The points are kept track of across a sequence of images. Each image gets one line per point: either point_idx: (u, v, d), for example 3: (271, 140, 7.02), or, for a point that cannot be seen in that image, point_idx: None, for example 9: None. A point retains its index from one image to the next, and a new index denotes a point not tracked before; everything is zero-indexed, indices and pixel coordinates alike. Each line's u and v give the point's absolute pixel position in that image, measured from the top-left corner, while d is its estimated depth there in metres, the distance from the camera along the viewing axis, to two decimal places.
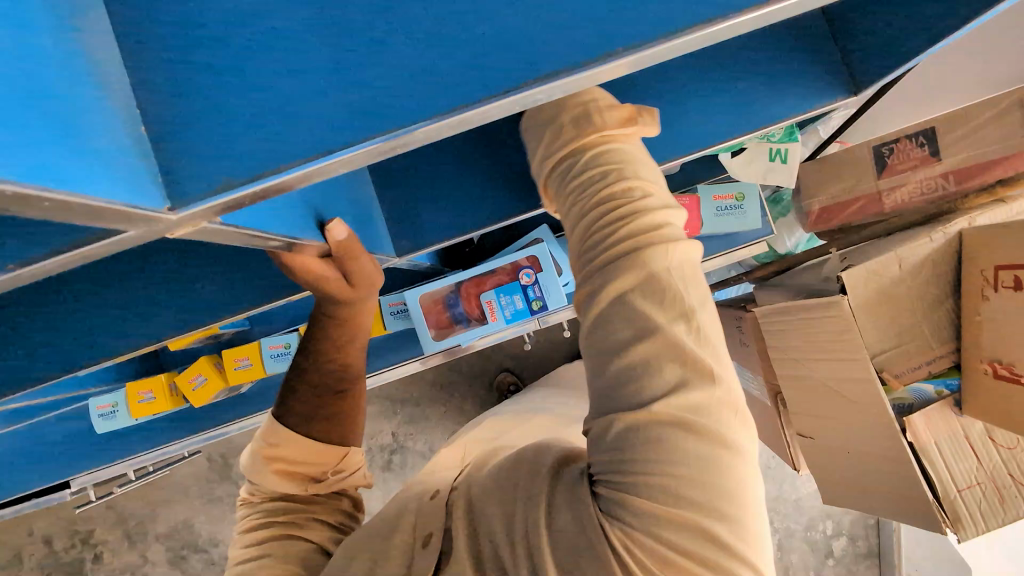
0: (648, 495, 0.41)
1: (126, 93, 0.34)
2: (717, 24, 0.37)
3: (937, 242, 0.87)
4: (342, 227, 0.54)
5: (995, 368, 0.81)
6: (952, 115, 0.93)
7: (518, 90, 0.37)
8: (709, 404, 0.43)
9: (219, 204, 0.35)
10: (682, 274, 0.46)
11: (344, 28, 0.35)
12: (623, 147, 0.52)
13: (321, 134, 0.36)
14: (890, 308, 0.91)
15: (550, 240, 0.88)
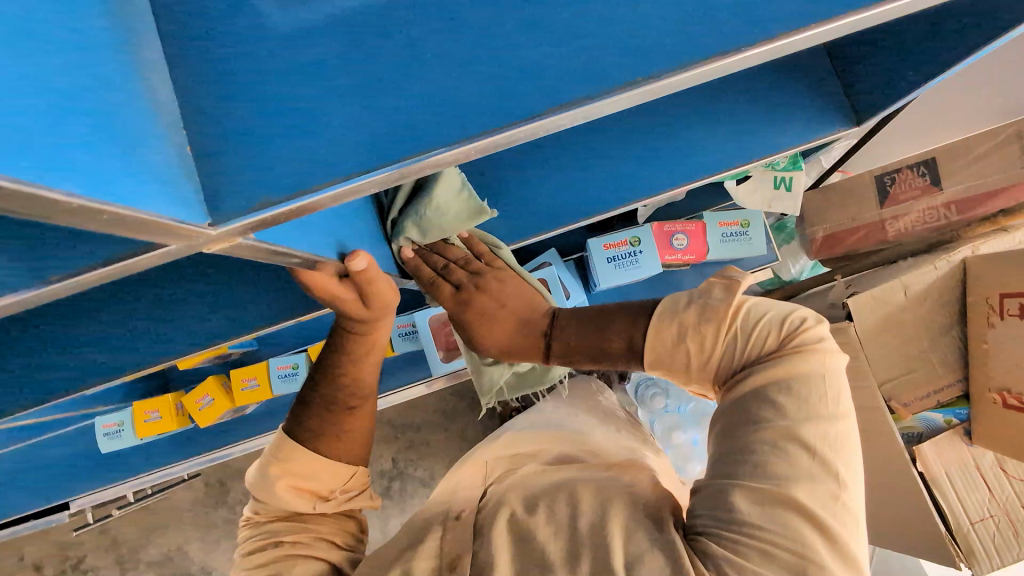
0: (772, 574, 0.39)
1: (173, 110, 0.35)
2: (734, 56, 0.39)
3: (942, 270, 0.87)
4: (364, 257, 0.54)
5: (1004, 398, 0.80)
6: (949, 147, 0.96)
7: (542, 117, 0.38)
8: (836, 506, 0.41)
9: (257, 221, 0.36)
10: (836, 392, 0.44)
11: (380, 54, 0.37)
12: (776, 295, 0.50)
13: (354, 155, 0.37)
14: (898, 333, 0.91)
15: (557, 263, 0.92)
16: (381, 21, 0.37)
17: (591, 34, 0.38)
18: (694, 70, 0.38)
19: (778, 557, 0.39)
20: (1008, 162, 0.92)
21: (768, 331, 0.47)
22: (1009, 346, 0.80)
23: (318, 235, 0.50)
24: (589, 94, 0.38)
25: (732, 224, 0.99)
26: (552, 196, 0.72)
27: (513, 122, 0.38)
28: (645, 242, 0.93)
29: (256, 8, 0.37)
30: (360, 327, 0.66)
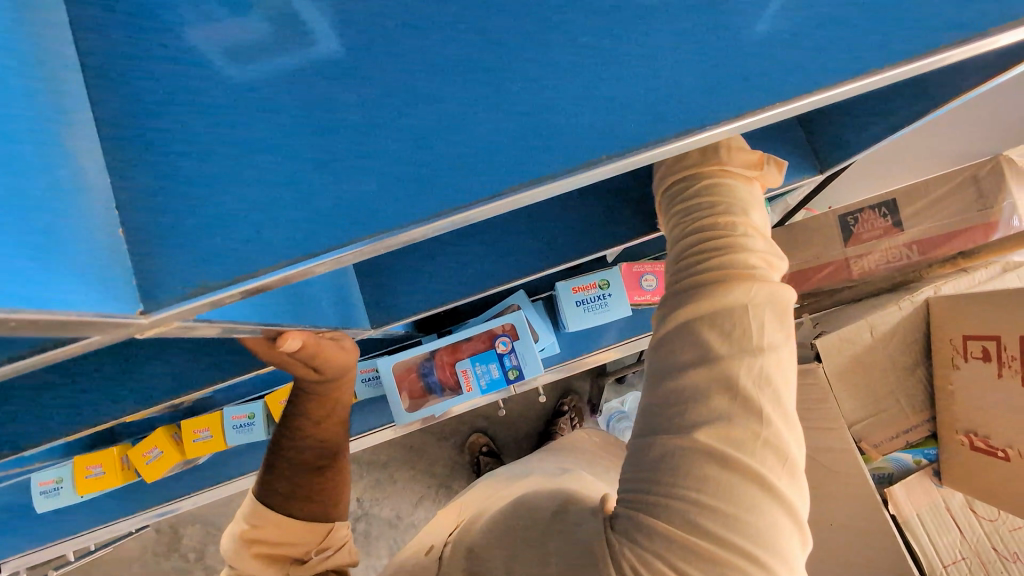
0: (687, 528, 0.44)
1: (105, 194, 0.35)
2: (697, 133, 0.41)
3: (905, 310, 0.89)
4: (297, 337, 0.50)
5: (971, 440, 0.79)
6: (910, 189, 0.98)
7: (506, 194, 0.39)
8: (750, 444, 0.45)
9: (207, 302, 0.35)
10: (758, 315, 0.49)
11: (335, 139, 0.38)
12: (731, 185, 0.58)
13: (307, 235, 0.37)
14: (865, 376, 0.90)
15: (526, 306, 0.89)
16: (337, 88, 0.38)
17: (549, 115, 0.40)
18: (655, 148, 0.40)
19: (692, 514, 0.44)
20: (961, 204, 0.95)
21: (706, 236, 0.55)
22: (965, 389, 0.81)
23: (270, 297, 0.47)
24: (549, 170, 0.40)
25: None
26: None
27: (494, 197, 0.39)
28: (614, 284, 0.90)
29: (205, 67, 0.37)
30: (318, 389, 0.62)
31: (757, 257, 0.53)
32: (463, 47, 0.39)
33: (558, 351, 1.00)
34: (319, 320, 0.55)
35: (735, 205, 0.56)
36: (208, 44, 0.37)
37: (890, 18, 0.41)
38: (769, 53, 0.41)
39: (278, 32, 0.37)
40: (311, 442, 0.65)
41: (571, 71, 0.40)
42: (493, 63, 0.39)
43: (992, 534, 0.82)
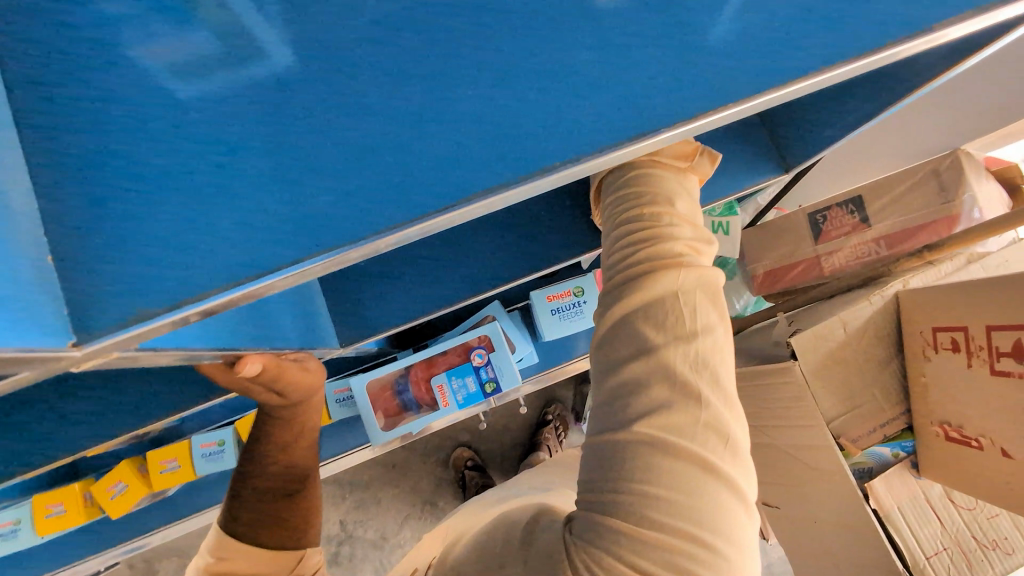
0: (639, 523, 0.44)
1: (31, 220, 0.32)
2: (654, 134, 0.42)
3: (876, 305, 0.90)
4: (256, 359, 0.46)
5: (945, 430, 0.78)
6: (876, 185, 0.99)
7: (458, 206, 0.40)
8: (690, 429, 0.47)
9: (161, 326, 0.34)
10: (690, 299, 0.51)
11: (288, 152, 0.37)
12: (662, 173, 0.58)
13: (255, 255, 0.37)
14: (841, 372, 0.91)
15: (501, 317, 0.87)
16: (291, 102, 0.37)
17: (507, 126, 0.41)
18: (615, 151, 0.42)
19: (636, 505, 0.45)
20: (925, 198, 0.95)
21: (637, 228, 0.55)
22: (936, 380, 0.81)
23: (233, 320, 0.45)
24: (511, 177, 0.41)
25: None
26: None
27: (459, 203, 0.40)
28: (589, 290, 0.88)
29: (148, 84, 0.35)
30: (287, 411, 0.62)
31: (689, 244, 0.54)
32: (419, 59, 0.39)
33: (537, 360, 0.99)
34: (286, 341, 0.53)
35: (665, 190, 0.56)
36: (150, 61, 0.35)
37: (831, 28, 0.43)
38: (718, 64, 0.42)
39: (226, 46, 0.36)
40: (280, 467, 0.64)
41: (530, 79, 0.41)
42: (450, 75, 0.39)
43: (971, 523, 0.84)
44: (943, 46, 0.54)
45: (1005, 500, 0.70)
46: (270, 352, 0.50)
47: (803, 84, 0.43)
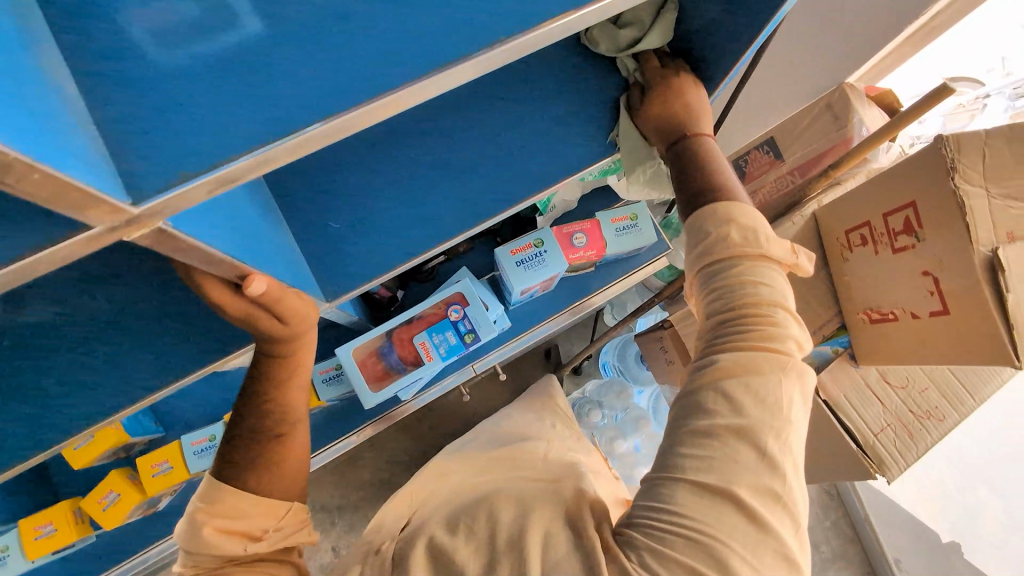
0: (703, 562, 0.49)
1: (80, 108, 0.39)
2: (567, 16, 0.48)
3: (798, 224, 1.03)
4: (261, 279, 0.51)
5: (869, 315, 0.90)
6: (783, 126, 1.13)
7: (425, 78, 0.45)
8: (770, 502, 0.52)
9: (187, 190, 0.40)
10: (787, 394, 0.55)
11: (274, 48, 0.44)
12: (769, 272, 0.61)
13: (264, 126, 0.42)
14: (778, 287, 1.03)
15: (472, 280, 0.96)
16: (269, 48, 0.44)
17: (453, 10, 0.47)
18: (538, 31, 0.47)
19: (709, 545, 0.49)
20: (823, 130, 1.07)
21: (744, 311, 0.58)
22: (857, 272, 0.92)
23: (234, 238, 0.49)
24: (453, 58, 0.45)
25: (622, 219, 1.05)
26: (458, 199, 0.77)
27: (410, 83, 0.44)
28: (548, 242, 0.97)
29: (142, 45, 0.40)
30: (284, 348, 0.63)
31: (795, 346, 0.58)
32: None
33: (510, 325, 1.06)
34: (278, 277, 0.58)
35: (780, 291, 0.60)
36: (139, 23, 0.40)
37: None
38: None
39: (205, 5, 0.41)
40: (273, 408, 0.65)
41: None
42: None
43: (907, 398, 0.95)
44: None
45: (925, 354, 0.80)
46: (271, 278, 0.53)
47: None
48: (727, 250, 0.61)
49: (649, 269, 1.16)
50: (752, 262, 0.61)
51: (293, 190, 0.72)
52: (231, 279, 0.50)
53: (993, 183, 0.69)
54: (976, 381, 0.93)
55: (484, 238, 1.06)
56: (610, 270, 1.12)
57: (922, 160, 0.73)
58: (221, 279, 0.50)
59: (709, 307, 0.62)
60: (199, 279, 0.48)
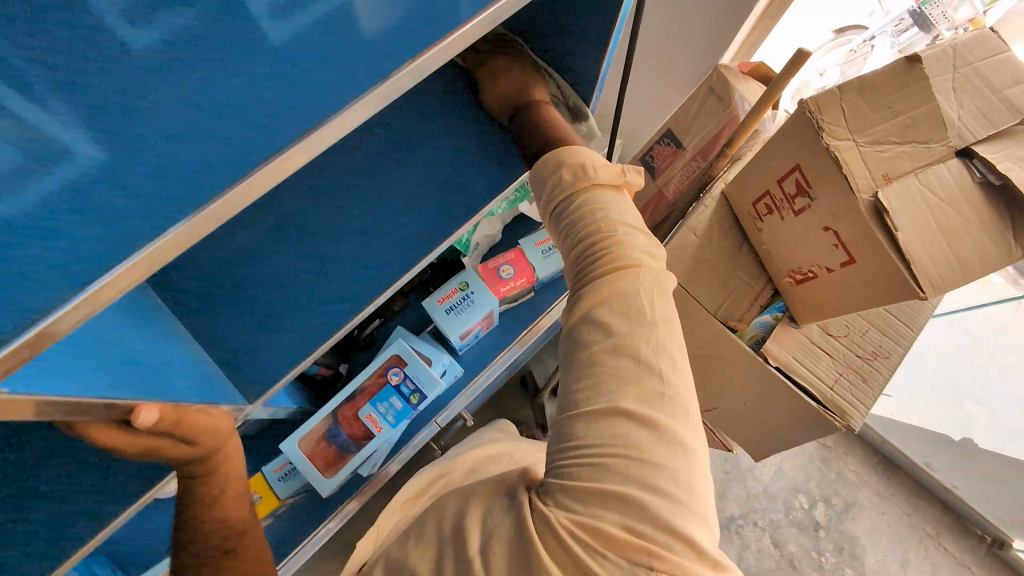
0: (605, 479, 0.51)
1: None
2: (407, 68, 0.49)
3: (711, 206, 1.06)
4: (151, 408, 0.49)
5: (794, 277, 0.93)
6: (678, 119, 1.16)
7: (290, 147, 0.44)
8: (669, 405, 0.55)
9: (33, 335, 0.36)
10: (648, 295, 0.61)
11: (96, 166, 0.38)
12: (608, 199, 0.69)
13: (97, 251, 0.38)
14: (707, 270, 1.04)
15: (409, 337, 0.97)
16: (86, 174, 0.38)
17: (297, 69, 0.44)
18: (367, 94, 0.47)
19: (617, 466, 0.52)
20: (709, 115, 1.10)
21: (595, 238, 0.65)
22: (773, 239, 0.94)
23: (109, 380, 0.49)
24: (296, 136, 0.44)
25: (547, 239, 1.06)
26: (368, 260, 0.73)
27: (266, 160, 0.43)
28: (473, 283, 0.98)
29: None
30: (207, 463, 0.61)
31: (645, 253, 0.65)
32: (198, 78, 0.41)
33: (460, 370, 1.04)
34: (179, 396, 0.56)
35: (612, 209, 0.67)
36: None
37: None
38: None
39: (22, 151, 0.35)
40: (213, 524, 0.63)
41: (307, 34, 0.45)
42: (230, 84, 0.42)
43: (851, 345, 0.98)
44: None
45: (852, 305, 0.83)
46: (161, 404, 0.51)
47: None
48: (590, 179, 0.69)
49: None
50: (590, 195, 0.69)
51: (189, 300, 0.68)
52: (118, 418, 0.49)
53: (858, 134, 0.73)
54: (909, 313, 0.97)
55: (417, 291, 1.06)
56: (550, 290, 1.12)
57: (796, 125, 0.78)
58: (107, 421, 0.48)
59: (568, 250, 0.68)
60: (79, 427, 0.47)
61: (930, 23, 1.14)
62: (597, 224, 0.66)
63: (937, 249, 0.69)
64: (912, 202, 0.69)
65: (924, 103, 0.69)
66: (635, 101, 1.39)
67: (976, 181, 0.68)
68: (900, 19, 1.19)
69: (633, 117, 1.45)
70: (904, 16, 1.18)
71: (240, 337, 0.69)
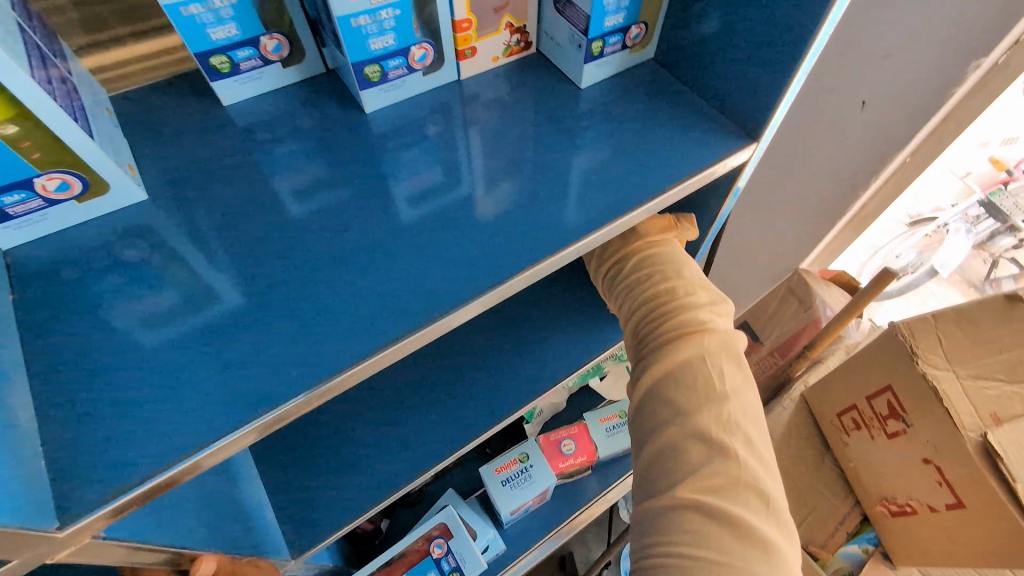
0: (684, 573, 0.51)
1: (31, 419, 0.40)
2: (527, 269, 0.49)
3: (790, 407, 1.00)
4: (210, 560, 0.48)
5: (888, 507, 0.83)
6: (754, 312, 1.17)
7: (398, 337, 0.46)
8: (739, 475, 0.54)
9: (148, 487, 0.39)
10: (716, 363, 0.58)
11: (239, 332, 0.45)
12: (667, 253, 0.65)
13: (213, 410, 0.42)
14: (785, 479, 0.97)
15: (457, 504, 0.93)
16: (227, 335, 0.45)
17: (411, 274, 0.49)
18: (474, 301, 0.47)
19: (703, 562, 0.51)
20: (787, 314, 1.10)
21: (655, 303, 0.62)
22: (863, 458, 0.86)
23: (185, 522, 0.49)
24: (407, 324, 0.46)
25: (611, 418, 1.02)
26: (436, 432, 0.75)
27: (374, 346, 0.45)
28: (533, 455, 0.95)
29: (124, 337, 0.44)
30: None
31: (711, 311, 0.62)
32: (350, 258, 0.49)
33: (503, 548, 0.96)
34: (235, 544, 0.55)
35: (673, 266, 0.64)
36: (127, 325, 0.45)
37: (640, 173, 0.56)
38: (588, 204, 0.54)
39: (185, 298, 0.46)
40: None
41: (427, 240, 0.51)
42: (368, 269, 0.49)
43: None
44: (700, 196, 0.71)
45: (962, 555, 0.72)
46: (219, 555, 0.49)
47: (645, 203, 0.54)
48: (641, 238, 0.65)
49: None
50: (646, 252, 0.65)
51: (282, 436, 0.73)
52: (175, 567, 0.47)
53: (959, 363, 0.69)
54: None
55: (474, 453, 1.04)
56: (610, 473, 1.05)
57: (886, 344, 0.75)
58: (166, 569, 0.47)
59: (624, 310, 0.65)
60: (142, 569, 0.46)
61: (1004, 214, 1.08)
62: (655, 289, 0.63)
63: None
64: None
65: None
66: (715, 288, 1.42)
67: None
68: (971, 210, 1.12)
69: (711, 303, 1.48)
70: (975, 207, 1.11)
71: (307, 479, 0.71)
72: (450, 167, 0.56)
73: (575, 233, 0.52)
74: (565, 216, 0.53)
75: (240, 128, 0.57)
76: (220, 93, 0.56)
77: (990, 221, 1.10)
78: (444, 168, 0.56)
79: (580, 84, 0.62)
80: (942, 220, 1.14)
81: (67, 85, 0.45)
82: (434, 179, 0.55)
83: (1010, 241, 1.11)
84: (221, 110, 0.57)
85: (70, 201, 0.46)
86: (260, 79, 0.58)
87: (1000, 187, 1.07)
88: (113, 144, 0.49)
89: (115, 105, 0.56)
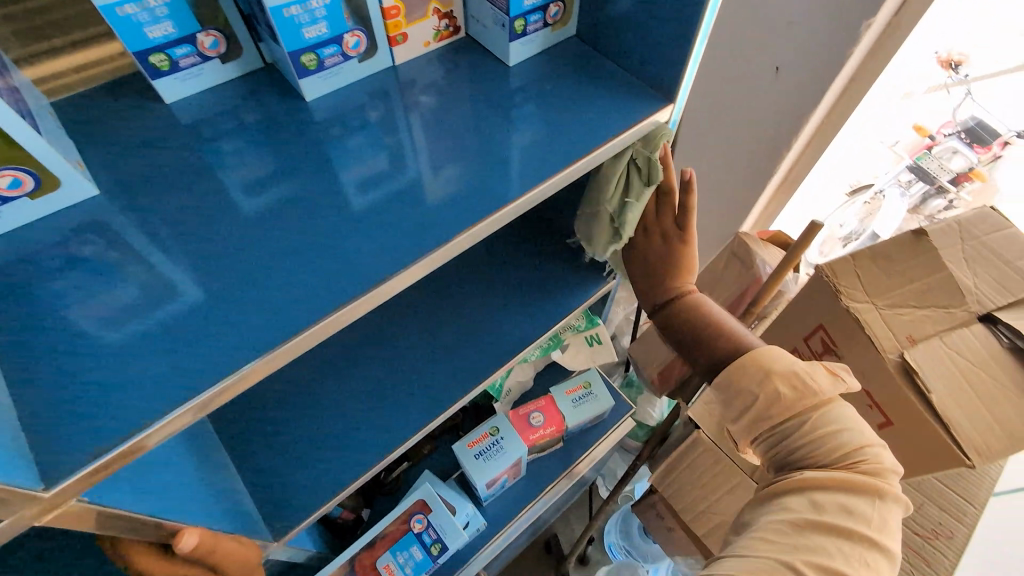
0: None
1: (6, 399, 0.41)
2: (467, 233, 0.54)
3: None
4: (193, 532, 0.49)
5: None
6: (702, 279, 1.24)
7: (353, 300, 0.49)
8: (886, 553, 0.53)
9: (126, 448, 0.41)
10: (889, 505, 0.56)
11: (202, 309, 0.48)
12: (845, 422, 0.60)
13: (183, 378, 0.45)
14: None
15: (436, 483, 0.96)
16: (191, 313, 0.48)
17: (362, 246, 0.53)
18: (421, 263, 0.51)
19: None
20: (730, 276, 1.17)
21: (845, 450, 0.59)
22: None
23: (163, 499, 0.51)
24: (360, 289, 0.50)
25: (576, 389, 1.07)
26: (397, 409, 0.76)
27: (331, 310, 0.49)
28: (504, 428, 0.98)
29: (90, 323, 0.46)
30: None
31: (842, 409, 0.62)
32: (303, 236, 0.53)
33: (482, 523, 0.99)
34: (217, 521, 0.57)
35: (854, 433, 0.60)
36: (92, 312, 0.47)
37: (570, 141, 0.61)
38: (523, 172, 0.58)
39: (146, 286, 0.49)
40: None
41: (374, 214, 0.55)
42: (321, 245, 0.52)
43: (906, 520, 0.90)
44: None
45: None
46: (203, 529, 0.51)
47: (573, 166, 0.59)
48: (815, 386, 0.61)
49: (618, 432, 1.13)
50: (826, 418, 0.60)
51: (254, 427, 0.75)
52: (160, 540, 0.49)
53: (876, 296, 0.77)
54: (966, 487, 0.89)
55: (447, 435, 1.07)
56: (580, 440, 1.10)
57: (812, 287, 0.83)
58: (149, 542, 0.49)
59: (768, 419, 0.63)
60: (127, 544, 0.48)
61: (931, 176, 1.15)
62: (842, 440, 0.59)
63: (977, 414, 0.67)
64: (939, 365, 0.70)
65: (938, 273, 0.73)
66: None
67: (1005, 346, 0.68)
68: (902, 176, 1.20)
69: None
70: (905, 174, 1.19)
71: (282, 464, 0.73)
72: (393, 148, 0.59)
73: (511, 198, 0.56)
74: (504, 186, 0.57)
75: (183, 123, 0.58)
76: (161, 91, 0.58)
77: (924, 186, 1.17)
78: (388, 150, 0.59)
79: (509, 63, 0.66)
80: (878, 186, 1.22)
81: (11, 88, 0.47)
82: (379, 161, 0.58)
83: (941, 203, 1.18)
84: (163, 108, 0.59)
85: (22, 199, 0.48)
86: (200, 76, 0.60)
87: (925, 152, 1.16)
88: (59, 143, 0.51)
89: (57, 109, 0.57)
